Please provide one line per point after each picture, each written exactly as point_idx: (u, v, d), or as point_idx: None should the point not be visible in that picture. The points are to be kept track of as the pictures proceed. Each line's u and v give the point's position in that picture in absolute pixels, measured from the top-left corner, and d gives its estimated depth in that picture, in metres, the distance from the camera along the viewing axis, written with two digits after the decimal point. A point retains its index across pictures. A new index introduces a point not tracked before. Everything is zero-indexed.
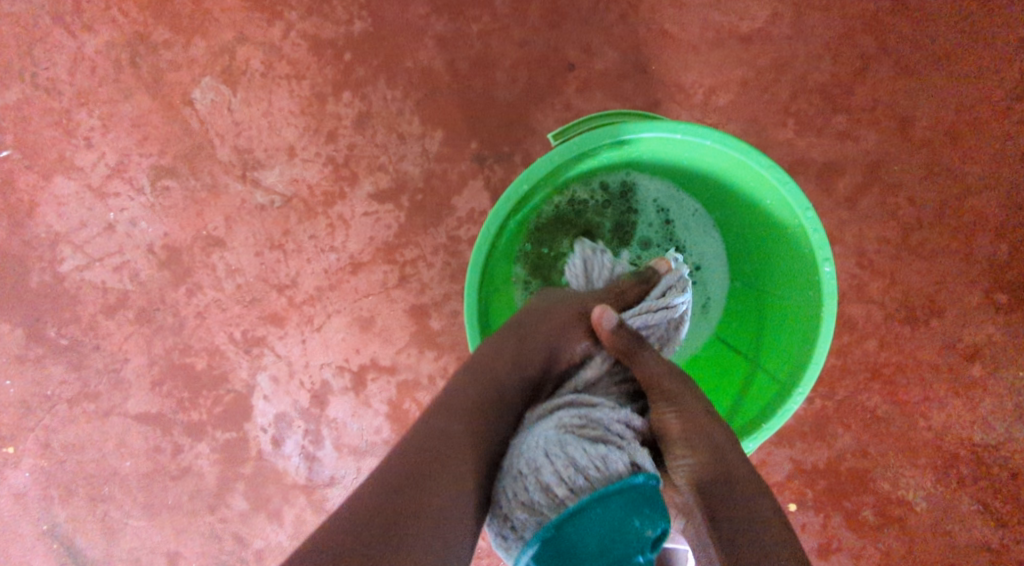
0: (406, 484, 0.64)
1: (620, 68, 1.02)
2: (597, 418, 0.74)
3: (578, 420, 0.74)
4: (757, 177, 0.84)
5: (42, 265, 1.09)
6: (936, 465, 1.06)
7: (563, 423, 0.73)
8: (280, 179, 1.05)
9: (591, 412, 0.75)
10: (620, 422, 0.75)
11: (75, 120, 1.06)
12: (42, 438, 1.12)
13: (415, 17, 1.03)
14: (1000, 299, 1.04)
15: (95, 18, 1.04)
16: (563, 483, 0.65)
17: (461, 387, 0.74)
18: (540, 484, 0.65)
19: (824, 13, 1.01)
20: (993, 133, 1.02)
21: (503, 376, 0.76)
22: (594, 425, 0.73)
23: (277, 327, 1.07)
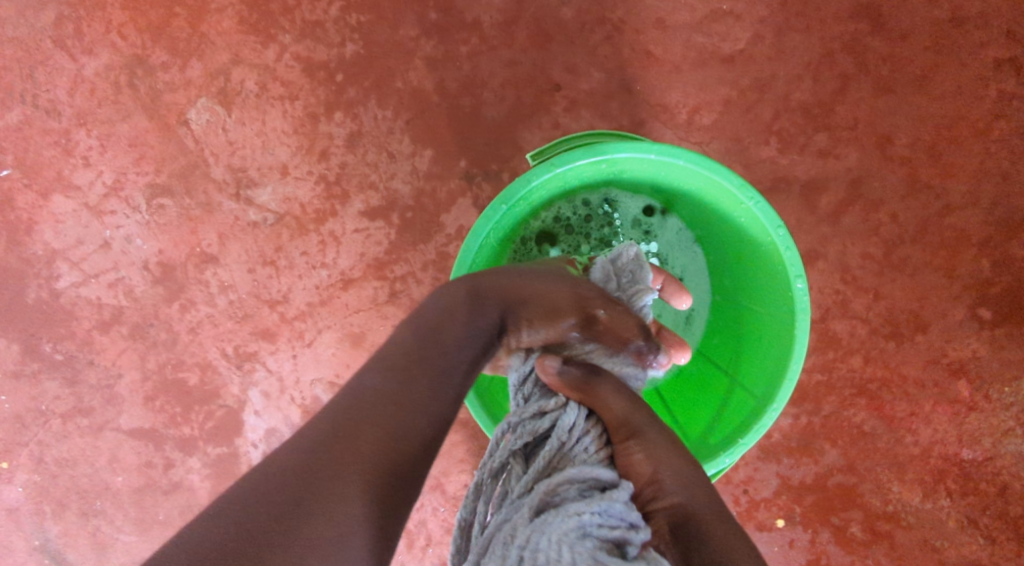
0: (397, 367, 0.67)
1: (605, 88, 1.04)
2: (613, 510, 0.61)
3: (598, 517, 0.61)
4: (728, 196, 0.85)
5: (38, 282, 1.11)
6: (924, 481, 1.06)
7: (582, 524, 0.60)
8: (273, 197, 1.07)
9: (614, 500, 0.62)
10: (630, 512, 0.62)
11: (74, 139, 1.09)
12: (35, 453, 1.13)
13: (405, 39, 1.05)
14: (984, 315, 1.05)
15: (94, 42, 1.07)
16: None
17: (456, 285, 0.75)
18: None
19: (804, 33, 1.03)
20: (972, 151, 1.04)
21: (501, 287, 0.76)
22: (623, 528, 0.61)
23: (268, 343, 1.09)
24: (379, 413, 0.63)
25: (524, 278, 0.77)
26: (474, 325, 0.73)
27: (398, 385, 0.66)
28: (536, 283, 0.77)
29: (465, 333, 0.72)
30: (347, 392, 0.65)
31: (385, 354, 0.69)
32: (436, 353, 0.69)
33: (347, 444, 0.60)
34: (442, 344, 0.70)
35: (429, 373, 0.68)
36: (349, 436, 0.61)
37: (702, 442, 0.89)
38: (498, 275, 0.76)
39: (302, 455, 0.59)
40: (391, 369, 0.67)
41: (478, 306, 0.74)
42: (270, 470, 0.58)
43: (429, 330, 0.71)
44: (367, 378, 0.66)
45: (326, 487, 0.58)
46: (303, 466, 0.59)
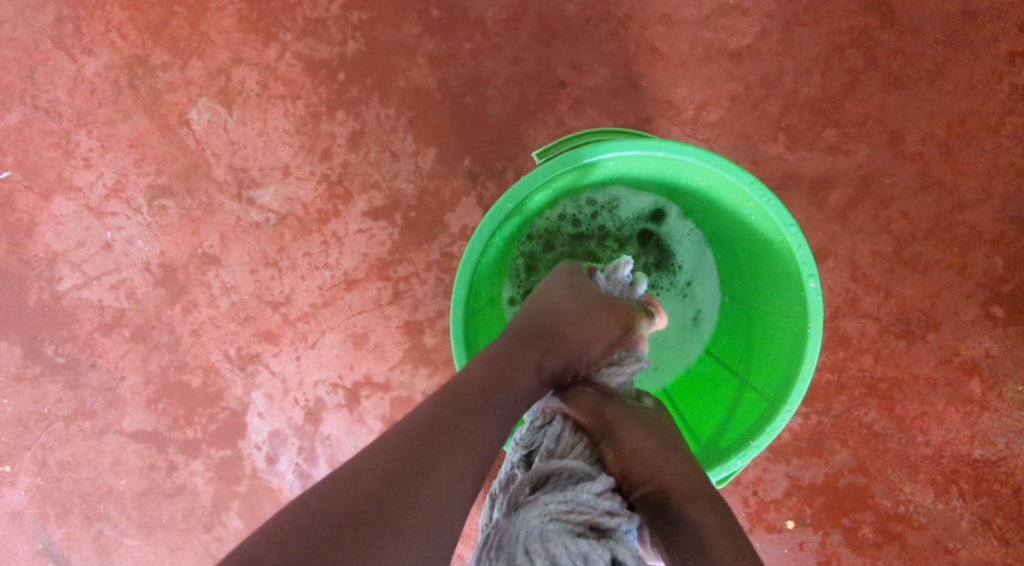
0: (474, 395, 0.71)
1: (610, 85, 1.03)
2: (582, 498, 0.68)
3: (566, 502, 0.68)
4: (738, 193, 0.84)
5: (40, 284, 1.10)
6: (936, 481, 1.05)
7: (549, 507, 0.67)
8: (275, 197, 1.06)
9: (583, 488, 0.69)
10: (602, 499, 0.69)
11: (74, 140, 1.08)
12: (38, 456, 1.12)
13: (407, 36, 1.04)
14: (997, 313, 1.03)
15: (94, 41, 1.06)
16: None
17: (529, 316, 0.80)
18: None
19: (813, 28, 1.02)
20: (984, 146, 1.02)
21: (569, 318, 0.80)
22: (591, 510, 0.68)
23: (271, 344, 1.08)
24: (458, 441, 0.67)
25: (581, 322, 0.80)
26: (543, 351, 0.78)
27: (474, 423, 0.69)
28: (589, 326, 0.80)
29: (534, 365, 0.77)
30: (423, 419, 0.68)
31: (455, 386, 0.72)
32: (507, 386, 0.74)
33: (426, 471, 0.63)
34: (515, 371, 0.75)
35: (503, 399, 0.73)
36: (427, 463, 0.64)
37: (713, 444, 0.89)
38: (554, 321, 0.80)
39: (382, 473, 0.62)
40: (462, 403, 0.70)
41: (540, 355, 0.78)
42: (351, 483, 0.61)
43: (496, 369, 0.75)
44: (442, 408, 0.69)
45: (408, 508, 0.61)
46: (382, 483, 0.61)
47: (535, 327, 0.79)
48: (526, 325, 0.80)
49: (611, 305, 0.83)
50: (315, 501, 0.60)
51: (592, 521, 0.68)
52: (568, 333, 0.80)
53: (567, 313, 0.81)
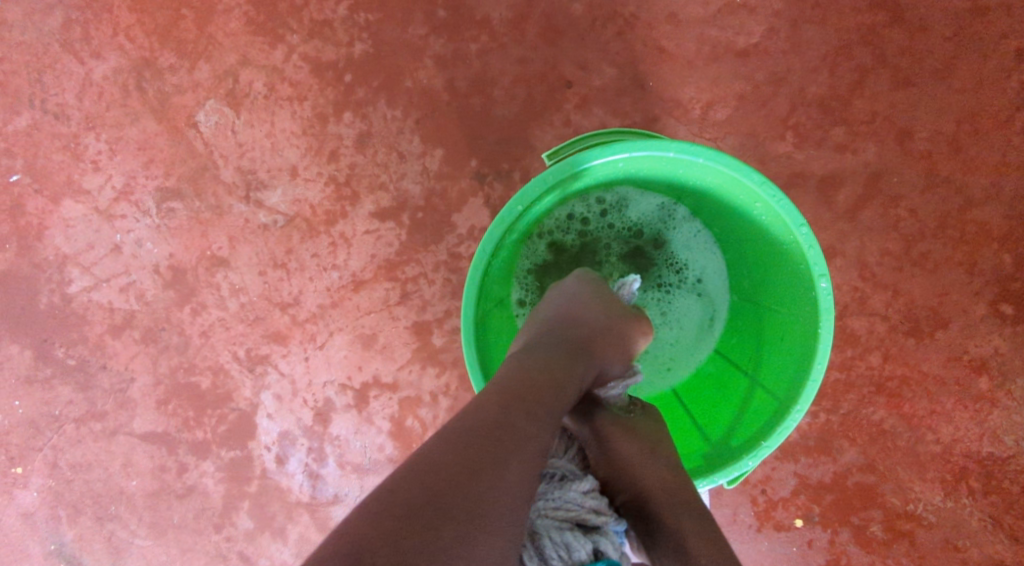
0: (526, 393, 0.66)
1: (617, 84, 1.03)
2: (567, 497, 0.67)
3: (550, 501, 0.67)
4: (747, 193, 0.84)
5: (50, 287, 1.10)
6: (945, 479, 1.05)
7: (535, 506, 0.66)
8: (283, 199, 1.06)
9: (567, 489, 0.68)
10: (589, 497, 0.68)
11: (83, 143, 1.08)
12: (50, 458, 1.13)
13: (414, 37, 1.04)
14: (1006, 310, 1.03)
15: (102, 45, 1.07)
16: None
17: (565, 328, 0.78)
18: None
19: (821, 26, 1.02)
20: (993, 144, 1.02)
21: (602, 332, 0.79)
22: (578, 510, 0.67)
23: (280, 346, 1.08)
24: (521, 442, 0.61)
25: (614, 338, 0.80)
26: (582, 356, 0.76)
27: (538, 426, 0.63)
28: (619, 347, 0.80)
29: (578, 370, 0.73)
30: (488, 418, 0.62)
31: (511, 386, 0.66)
32: (555, 389, 0.69)
33: (497, 477, 0.57)
34: (561, 374, 0.71)
35: (552, 399, 0.67)
36: (497, 466, 0.58)
37: (723, 445, 0.88)
38: (589, 334, 0.78)
39: (452, 476, 0.56)
40: (524, 403, 0.64)
41: (585, 366, 0.75)
42: (418, 486, 0.55)
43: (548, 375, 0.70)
44: (505, 407, 0.63)
45: (482, 517, 0.55)
46: (451, 486, 0.56)
47: (568, 336, 0.77)
48: (564, 336, 0.77)
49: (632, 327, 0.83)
50: (381, 506, 0.54)
51: (578, 518, 0.66)
52: (602, 345, 0.78)
53: (598, 326, 0.79)
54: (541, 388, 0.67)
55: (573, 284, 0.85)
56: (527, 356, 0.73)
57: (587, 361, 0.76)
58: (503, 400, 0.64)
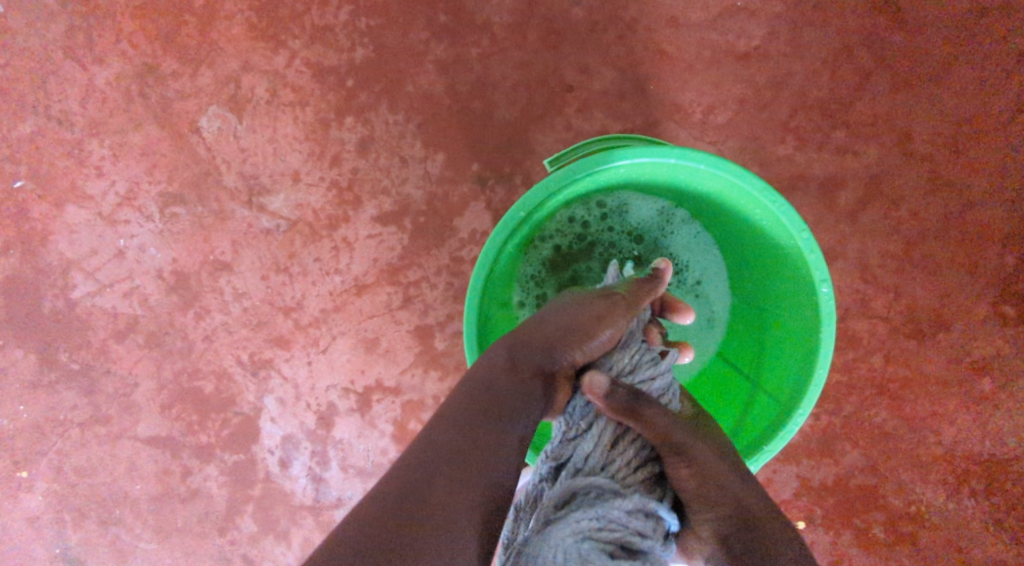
0: (487, 400, 0.66)
1: (618, 88, 1.03)
2: (613, 516, 0.65)
3: (594, 520, 0.64)
4: (749, 198, 0.84)
5: (54, 292, 1.11)
6: (948, 481, 1.05)
7: (577, 527, 0.64)
8: (285, 204, 1.07)
9: (614, 508, 0.65)
10: (637, 519, 0.65)
11: (87, 149, 1.09)
12: (54, 462, 1.13)
13: (416, 42, 1.04)
14: (1008, 312, 1.03)
15: (105, 51, 1.07)
16: None
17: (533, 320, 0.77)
18: None
19: (822, 29, 1.02)
20: (994, 146, 1.02)
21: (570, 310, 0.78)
22: (623, 531, 0.64)
23: (283, 350, 1.09)
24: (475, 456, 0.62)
25: (584, 311, 0.77)
26: (549, 338, 0.74)
27: (493, 437, 0.64)
28: (580, 316, 0.76)
29: (541, 353, 0.72)
30: (442, 438, 0.62)
31: (465, 398, 0.66)
32: (513, 386, 0.68)
33: (448, 503, 0.59)
34: (519, 362, 0.70)
35: (509, 397, 0.67)
36: (449, 494, 0.59)
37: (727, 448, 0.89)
38: (553, 319, 0.77)
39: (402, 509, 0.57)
40: (477, 415, 0.65)
41: (538, 352, 0.72)
42: (372, 522, 0.57)
43: (494, 374, 0.69)
44: (456, 424, 0.64)
45: (432, 544, 0.56)
46: (403, 516, 0.57)
47: (534, 325, 0.76)
48: (529, 328, 0.76)
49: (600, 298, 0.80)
50: (336, 544, 0.55)
51: (624, 541, 0.64)
52: (574, 320, 0.76)
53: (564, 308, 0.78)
54: (501, 392, 0.67)
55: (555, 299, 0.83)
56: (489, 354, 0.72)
57: (553, 344, 0.74)
58: (463, 412, 0.65)
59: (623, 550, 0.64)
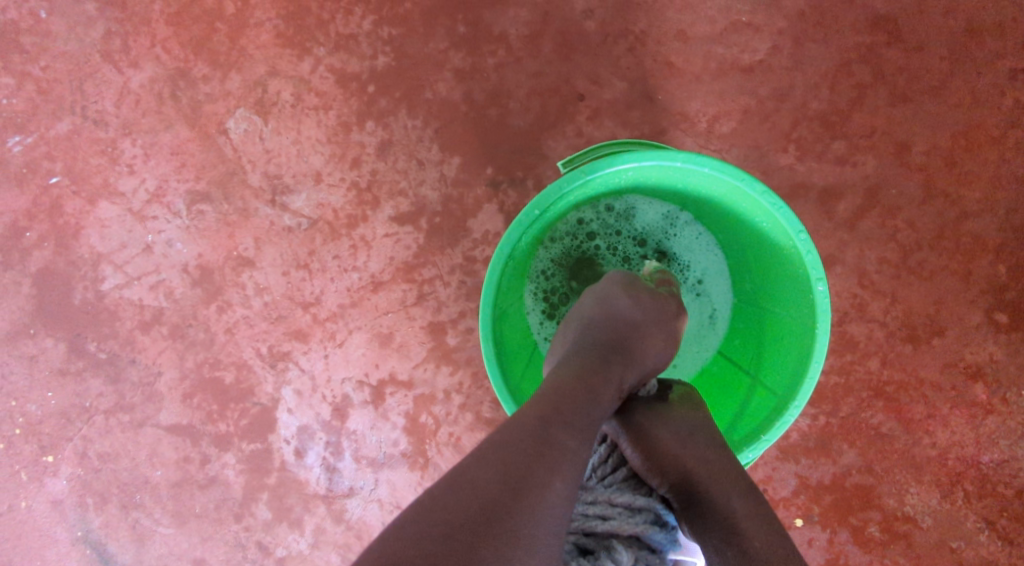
0: (570, 398, 0.72)
1: (627, 97, 1.08)
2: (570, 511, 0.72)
3: None
4: (750, 201, 0.89)
5: (84, 284, 1.16)
6: (941, 482, 1.08)
7: None
8: (307, 203, 1.12)
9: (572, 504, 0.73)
10: (595, 506, 0.73)
11: (120, 148, 1.14)
12: (79, 447, 1.17)
13: (434, 51, 1.09)
14: (1001, 319, 1.07)
15: (140, 56, 1.13)
16: None
17: (606, 323, 0.85)
18: None
19: (823, 44, 1.06)
20: (988, 159, 1.06)
21: (641, 329, 0.84)
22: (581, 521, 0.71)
23: (301, 343, 1.13)
24: (567, 440, 0.67)
25: (655, 329, 0.85)
26: (621, 351, 0.82)
27: (577, 439, 0.68)
28: (650, 336, 0.85)
29: (622, 368, 0.80)
30: (527, 435, 0.66)
31: (549, 399, 0.71)
32: (600, 394, 0.75)
33: (539, 495, 0.62)
34: (602, 371, 0.78)
35: (594, 402, 0.73)
36: (531, 493, 0.62)
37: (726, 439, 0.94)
38: (625, 330, 0.84)
39: (495, 495, 0.61)
40: (552, 417, 0.69)
41: (620, 370, 0.79)
42: (444, 512, 0.59)
43: (584, 379, 0.76)
44: (541, 425, 0.67)
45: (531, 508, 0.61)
46: (499, 498, 0.60)
47: (608, 331, 0.84)
48: (604, 334, 0.83)
49: (670, 331, 0.87)
50: (433, 513, 0.59)
51: (585, 528, 0.71)
52: (648, 341, 0.84)
53: (635, 321, 0.85)
54: (586, 393, 0.74)
55: (604, 285, 0.90)
56: (569, 359, 0.79)
57: (627, 356, 0.81)
58: (547, 403, 0.71)
59: (587, 536, 0.70)
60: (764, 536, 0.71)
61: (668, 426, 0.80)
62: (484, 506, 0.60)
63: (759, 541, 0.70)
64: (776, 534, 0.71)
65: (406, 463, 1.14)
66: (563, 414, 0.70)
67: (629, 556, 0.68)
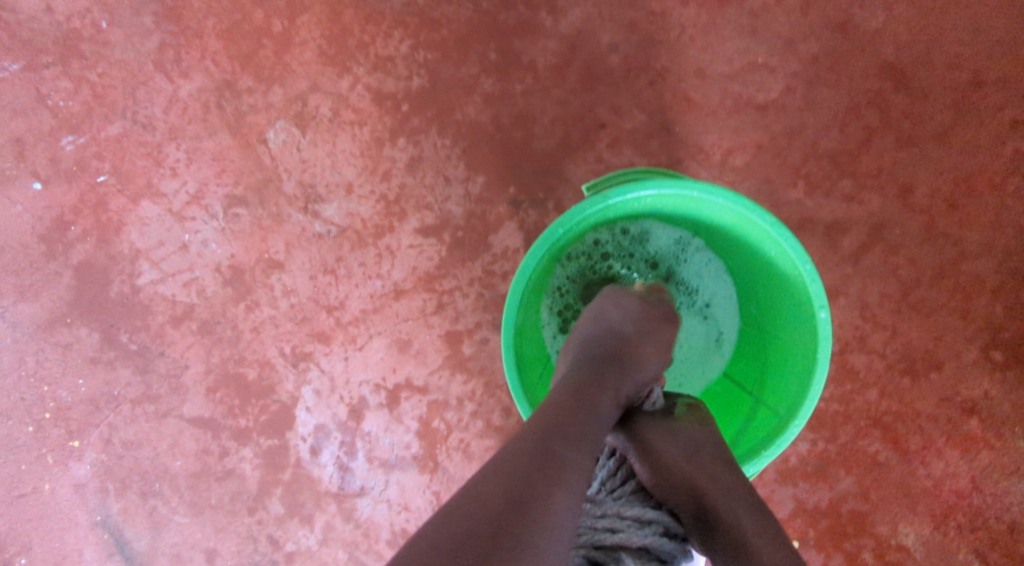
0: (567, 415, 0.77)
1: (646, 128, 1.14)
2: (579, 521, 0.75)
3: None
4: (759, 230, 0.94)
5: (122, 278, 1.22)
6: (934, 513, 1.11)
7: None
8: (338, 211, 1.18)
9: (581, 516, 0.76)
10: (604, 518, 0.76)
11: (165, 152, 1.21)
12: (105, 434, 1.23)
13: (467, 76, 1.16)
14: (996, 357, 1.11)
15: (191, 67, 1.20)
16: None
17: (601, 340, 0.90)
18: None
19: (834, 88, 1.12)
20: (988, 203, 1.11)
21: (635, 341, 0.89)
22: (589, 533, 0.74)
23: (323, 345, 1.19)
24: (566, 453, 0.72)
25: (649, 338, 0.90)
26: (616, 363, 0.87)
27: (576, 451, 0.73)
28: (645, 346, 0.89)
29: (617, 379, 0.85)
30: (528, 452, 0.71)
31: (548, 415, 0.77)
32: (595, 408, 0.80)
33: (542, 501, 0.66)
34: (595, 385, 0.83)
35: (588, 414, 0.78)
36: (534, 503, 0.66)
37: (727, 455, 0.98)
38: (620, 344, 0.89)
39: (500, 508, 0.65)
40: (552, 433, 0.74)
41: (615, 384, 0.85)
42: (455, 526, 0.63)
43: (579, 396, 0.81)
44: (541, 441, 0.72)
45: (536, 516, 0.65)
46: (505, 509, 0.65)
47: (603, 348, 0.89)
48: (600, 350, 0.89)
49: (664, 341, 0.91)
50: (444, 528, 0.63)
51: (594, 541, 0.74)
52: (642, 350, 0.89)
53: (629, 334, 0.90)
54: (582, 409, 0.79)
55: (601, 303, 0.95)
56: (566, 378, 0.85)
57: (620, 369, 0.87)
58: (547, 421, 0.76)
59: (597, 549, 0.73)
60: (771, 551, 0.73)
61: (675, 442, 0.84)
62: (492, 518, 0.64)
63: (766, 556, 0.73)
64: (783, 549, 0.73)
65: (417, 466, 1.18)
66: (562, 430, 0.75)
67: None
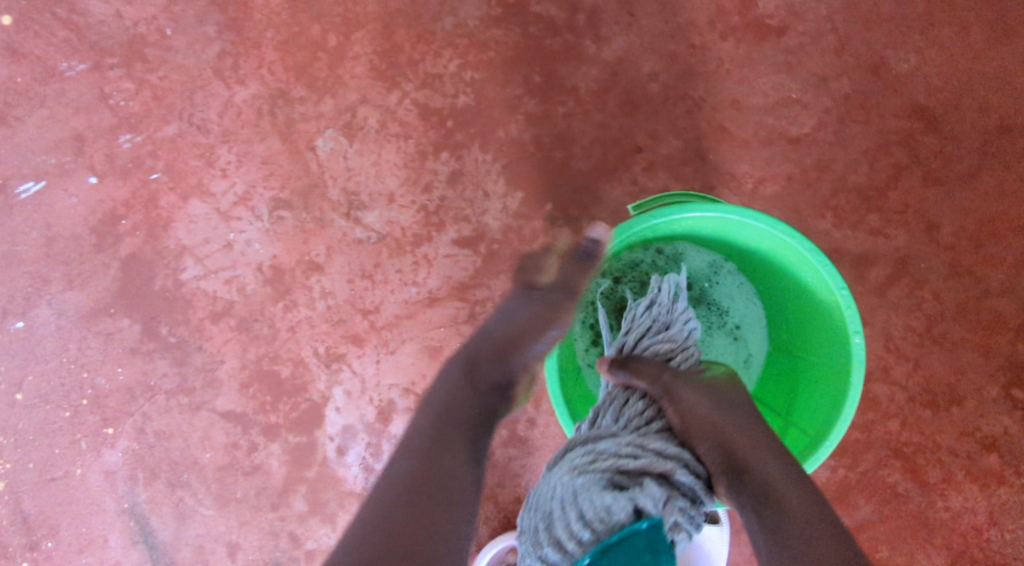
0: (441, 432, 0.97)
1: (682, 154, 1.18)
2: (602, 448, 0.84)
3: (586, 455, 0.85)
4: (797, 256, 0.97)
5: (166, 272, 1.27)
6: (948, 545, 1.13)
7: (572, 463, 0.84)
8: (379, 219, 1.22)
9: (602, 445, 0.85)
10: (626, 447, 0.84)
11: (217, 154, 1.26)
12: (138, 423, 1.26)
13: (511, 96, 1.21)
14: (1017, 395, 1.13)
15: (248, 75, 1.26)
16: (576, 536, 0.78)
17: (478, 341, 1.08)
18: (574, 535, 0.78)
19: (865, 125, 1.16)
20: (1012, 244, 1.14)
21: (504, 328, 1.08)
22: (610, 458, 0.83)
23: (356, 347, 1.22)
24: (444, 466, 0.92)
25: (533, 321, 1.06)
26: (474, 353, 1.07)
27: (453, 460, 0.94)
28: (521, 326, 1.07)
29: (491, 364, 1.05)
30: (417, 475, 0.91)
31: (433, 434, 0.97)
32: (466, 411, 1.00)
33: (430, 515, 0.87)
34: (466, 390, 1.03)
35: (465, 419, 1.00)
36: (423, 515, 0.87)
37: None
38: (489, 333, 1.08)
39: (397, 525, 0.85)
40: (430, 450, 0.94)
41: (482, 375, 1.05)
42: (363, 545, 0.84)
43: (446, 414, 0.99)
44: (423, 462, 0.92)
45: (426, 526, 0.86)
46: (401, 525, 0.85)
47: (477, 347, 1.08)
48: (474, 342, 1.08)
49: (544, 313, 1.06)
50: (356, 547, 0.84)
51: (615, 466, 0.83)
52: (502, 331, 1.08)
53: (499, 327, 1.08)
54: (452, 422, 0.98)
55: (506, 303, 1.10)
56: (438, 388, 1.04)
57: (490, 363, 1.06)
58: (424, 440, 0.96)
59: (620, 473, 0.82)
60: (795, 495, 0.79)
61: (706, 399, 0.88)
62: (388, 532, 0.85)
63: (793, 501, 0.79)
64: (808, 492, 0.80)
65: None
66: (438, 446, 0.95)
67: (655, 490, 0.80)
